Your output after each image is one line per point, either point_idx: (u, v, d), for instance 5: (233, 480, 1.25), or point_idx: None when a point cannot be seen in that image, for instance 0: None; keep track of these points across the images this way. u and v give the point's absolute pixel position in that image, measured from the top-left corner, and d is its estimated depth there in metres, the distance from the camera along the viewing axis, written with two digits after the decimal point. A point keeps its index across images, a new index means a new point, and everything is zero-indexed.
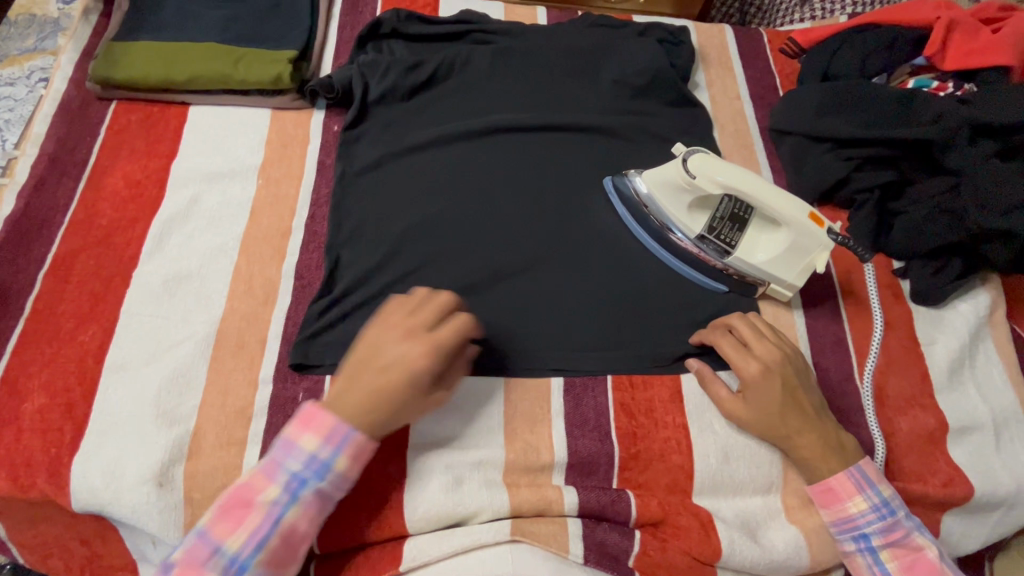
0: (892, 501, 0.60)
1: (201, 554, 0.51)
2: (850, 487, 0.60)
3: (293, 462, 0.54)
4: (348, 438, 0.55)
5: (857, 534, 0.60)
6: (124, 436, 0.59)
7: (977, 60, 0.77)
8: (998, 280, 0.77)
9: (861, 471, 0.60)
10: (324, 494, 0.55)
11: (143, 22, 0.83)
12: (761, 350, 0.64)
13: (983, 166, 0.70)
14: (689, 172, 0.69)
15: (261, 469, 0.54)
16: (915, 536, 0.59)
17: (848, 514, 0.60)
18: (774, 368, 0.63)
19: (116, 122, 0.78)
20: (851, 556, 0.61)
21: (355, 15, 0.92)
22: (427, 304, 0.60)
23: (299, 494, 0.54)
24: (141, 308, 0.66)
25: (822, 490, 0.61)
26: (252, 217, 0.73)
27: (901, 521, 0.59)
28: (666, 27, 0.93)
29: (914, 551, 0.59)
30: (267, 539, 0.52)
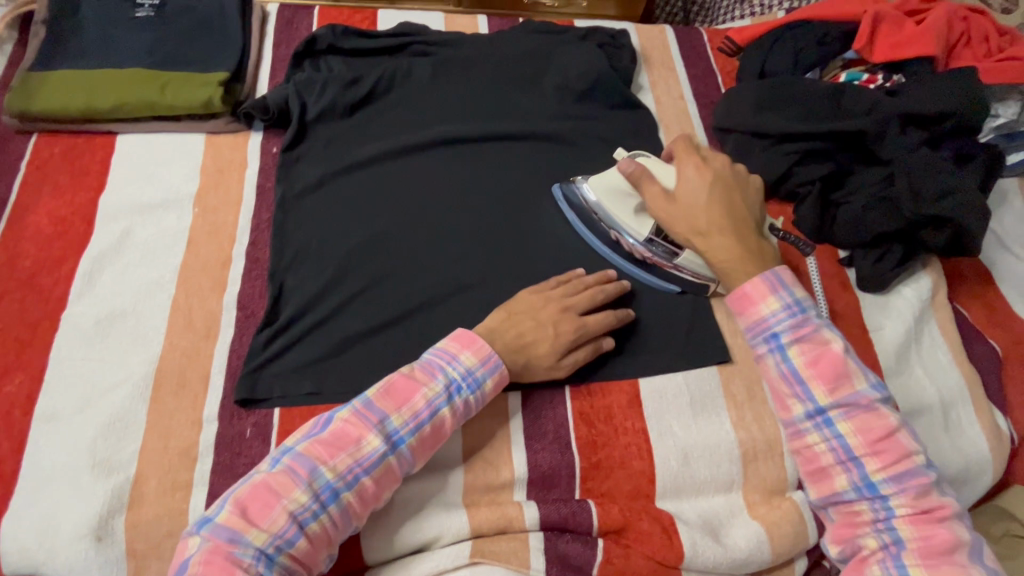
0: (803, 301, 0.59)
1: (344, 438, 0.53)
2: (763, 289, 0.59)
3: (458, 371, 0.58)
4: (500, 365, 0.60)
5: (768, 336, 0.59)
6: (59, 490, 0.56)
7: (903, 52, 0.80)
8: (938, 263, 0.79)
9: (775, 276, 0.60)
10: (470, 407, 0.59)
11: (63, 50, 0.79)
12: (715, 227, 0.65)
13: (914, 155, 0.73)
14: (631, 171, 0.71)
15: (421, 369, 0.58)
16: (825, 333, 0.58)
17: (761, 318, 0.59)
18: (732, 244, 0.64)
19: (37, 157, 0.74)
20: (805, 433, 0.57)
21: (290, 33, 0.89)
22: (582, 292, 0.67)
23: (450, 401, 0.57)
24: (72, 353, 0.63)
25: (739, 298, 0.61)
26: (189, 248, 0.70)
27: (812, 321, 0.59)
28: (606, 31, 0.93)
29: (821, 346, 0.57)
30: (403, 434, 0.55)
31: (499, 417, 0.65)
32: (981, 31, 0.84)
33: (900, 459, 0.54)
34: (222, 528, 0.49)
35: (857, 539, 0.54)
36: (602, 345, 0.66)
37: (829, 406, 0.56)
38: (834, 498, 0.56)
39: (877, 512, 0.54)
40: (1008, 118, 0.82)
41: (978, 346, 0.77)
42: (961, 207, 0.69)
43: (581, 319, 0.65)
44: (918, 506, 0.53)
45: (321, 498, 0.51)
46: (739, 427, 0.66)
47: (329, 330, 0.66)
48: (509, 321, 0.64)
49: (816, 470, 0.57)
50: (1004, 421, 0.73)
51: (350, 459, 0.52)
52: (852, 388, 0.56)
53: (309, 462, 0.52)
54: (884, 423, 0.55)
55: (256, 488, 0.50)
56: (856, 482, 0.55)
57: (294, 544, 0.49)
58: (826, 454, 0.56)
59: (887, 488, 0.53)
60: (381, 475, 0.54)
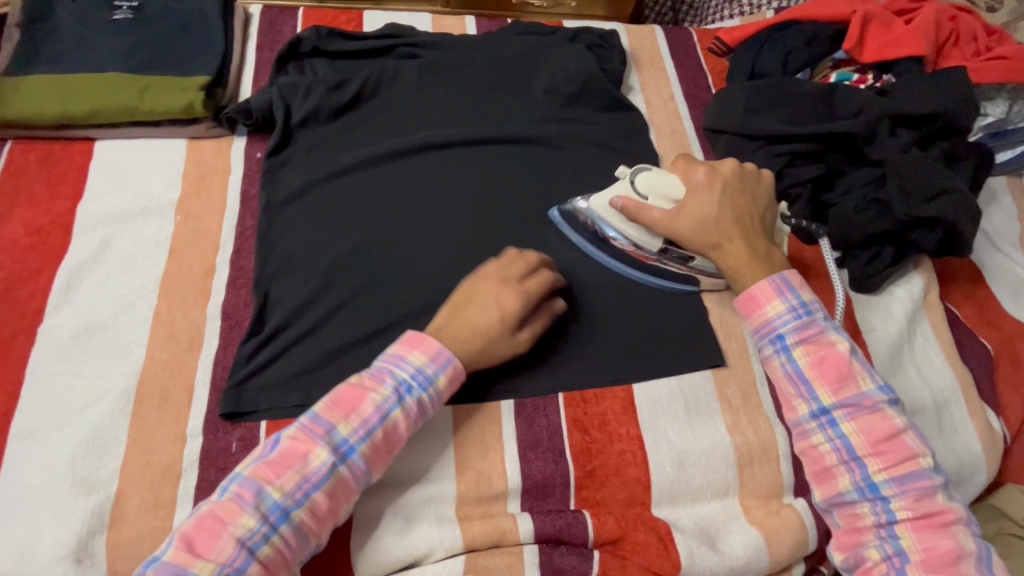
0: (809, 304, 0.63)
1: (290, 455, 0.52)
2: (769, 291, 0.63)
3: (406, 372, 0.57)
4: (450, 359, 0.58)
5: (774, 337, 0.62)
6: (36, 511, 0.54)
7: (893, 52, 0.79)
8: (930, 263, 0.79)
9: (783, 279, 0.64)
10: (424, 407, 0.57)
11: (38, 54, 0.77)
12: (726, 235, 0.67)
13: (905, 156, 0.73)
14: (641, 193, 0.69)
15: (368, 376, 0.57)
16: (830, 334, 0.61)
17: (767, 318, 0.63)
18: (743, 250, 0.66)
19: (12, 164, 0.72)
20: (810, 434, 0.60)
21: (274, 35, 0.88)
22: (516, 259, 0.65)
23: (400, 403, 0.56)
24: (50, 367, 0.61)
25: (745, 299, 0.64)
26: (171, 257, 0.69)
27: (819, 323, 0.62)
28: (595, 31, 0.92)
29: (827, 347, 0.60)
30: (354, 443, 0.53)
31: (491, 426, 0.64)
32: (969, 30, 0.84)
33: (904, 462, 0.56)
34: (168, 564, 0.47)
35: (860, 546, 0.56)
36: (556, 307, 0.66)
37: (834, 406, 0.59)
38: (837, 501, 0.58)
39: (878, 515, 0.56)
40: (996, 117, 0.82)
41: (970, 344, 0.77)
42: (953, 208, 0.69)
43: (522, 284, 0.63)
44: (919, 510, 0.55)
45: (270, 520, 0.49)
46: (734, 432, 0.66)
47: (317, 340, 0.65)
48: (456, 314, 0.62)
49: (820, 472, 0.59)
50: (996, 420, 0.73)
51: (297, 476, 0.51)
52: (857, 388, 0.59)
53: (254, 485, 0.50)
54: (889, 424, 0.57)
55: (201, 519, 0.49)
56: (859, 483, 0.57)
57: (244, 572, 0.47)
58: (831, 455, 0.58)
59: (888, 490, 0.56)
60: (333, 489, 0.52)
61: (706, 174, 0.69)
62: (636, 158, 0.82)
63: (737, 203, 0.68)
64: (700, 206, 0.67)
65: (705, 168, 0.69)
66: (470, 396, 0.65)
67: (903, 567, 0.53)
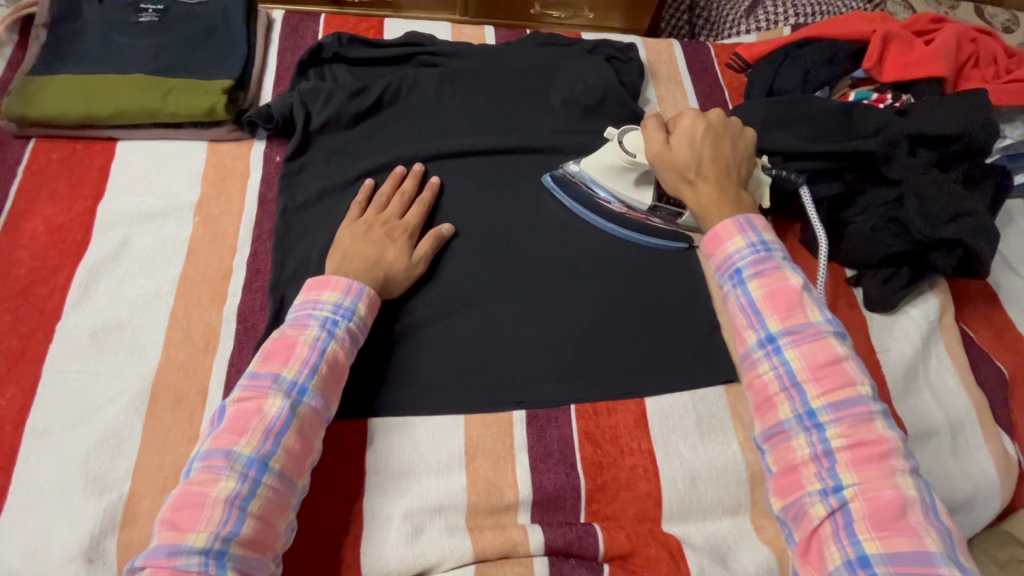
0: (770, 244, 0.62)
1: (244, 415, 0.53)
2: (731, 228, 0.63)
3: (327, 309, 0.60)
4: (363, 288, 0.63)
5: (731, 271, 0.62)
6: (50, 509, 0.54)
7: (913, 72, 0.79)
8: (945, 284, 0.79)
9: (745, 219, 0.64)
10: (355, 335, 0.61)
11: (64, 54, 0.78)
12: (701, 172, 0.68)
13: (923, 175, 0.72)
14: (629, 151, 0.72)
15: (291, 327, 0.59)
16: (785, 269, 0.60)
17: (727, 255, 0.63)
18: (712, 191, 0.67)
19: (35, 162, 0.73)
20: (756, 363, 0.58)
21: (296, 41, 0.89)
22: (391, 201, 0.72)
23: (333, 337, 0.59)
24: (66, 365, 0.61)
25: (710, 237, 0.64)
26: (188, 257, 0.69)
27: (775, 259, 0.61)
28: (614, 44, 0.93)
29: (780, 280, 0.59)
30: (304, 382, 0.55)
31: (503, 436, 0.64)
32: (989, 52, 0.84)
33: (842, 389, 0.54)
34: (155, 552, 0.47)
35: (797, 484, 0.53)
36: (443, 229, 0.72)
37: (780, 333, 0.57)
38: (776, 433, 0.56)
39: (814, 446, 0.53)
40: (1014, 140, 0.81)
41: (984, 367, 0.76)
42: (971, 230, 0.68)
43: (402, 221, 0.70)
44: (855, 438, 0.52)
45: (250, 475, 0.50)
46: (747, 449, 0.65)
47: None
48: (347, 256, 0.66)
49: (762, 403, 0.57)
50: (1011, 444, 0.72)
51: (258, 429, 0.52)
52: (804, 318, 0.58)
53: (219, 451, 0.51)
54: (831, 352, 0.56)
55: (178, 499, 0.49)
56: (798, 411, 0.55)
57: (239, 531, 0.48)
58: (773, 383, 0.56)
59: (824, 417, 0.54)
60: (300, 430, 0.54)
61: (695, 117, 0.71)
62: None
63: (723, 146, 0.70)
64: (687, 138, 0.69)
65: (691, 112, 0.71)
66: (481, 406, 0.65)
67: (848, 523, 0.50)
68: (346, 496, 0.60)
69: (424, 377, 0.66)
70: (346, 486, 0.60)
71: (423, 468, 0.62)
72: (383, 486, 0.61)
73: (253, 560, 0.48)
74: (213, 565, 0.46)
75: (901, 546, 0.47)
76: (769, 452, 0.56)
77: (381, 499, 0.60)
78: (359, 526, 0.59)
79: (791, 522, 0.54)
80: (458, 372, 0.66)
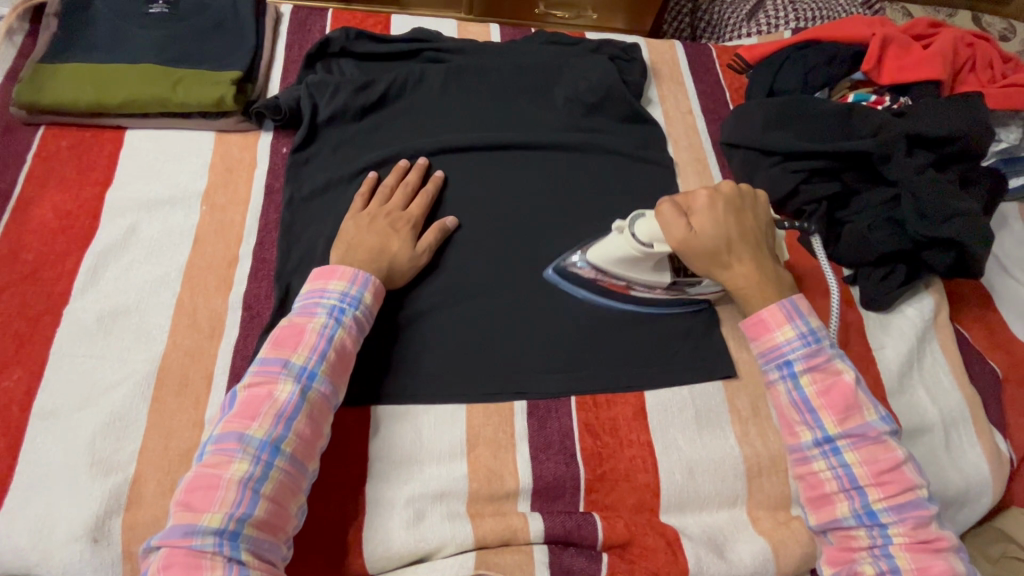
0: (818, 332, 0.63)
1: (256, 399, 0.54)
2: (779, 316, 0.63)
3: (334, 298, 0.61)
4: (369, 277, 0.63)
5: (781, 362, 0.62)
6: (56, 489, 0.55)
7: (911, 76, 0.81)
8: (940, 284, 0.80)
9: (791, 303, 0.64)
10: (362, 323, 0.62)
11: (74, 43, 0.79)
12: (735, 253, 0.66)
13: (920, 176, 0.73)
14: (643, 242, 0.66)
15: (300, 314, 0.60)
16: (837, 362, 0.61)
17: (775, 343, 0.63)
18: (751, 271, 0.66)
19: (44, 149, 0.74)
20: (812, 460, 0.59)
21: (303, 35, 0.90)
22: (394, 193, 0.73)
23: (340, 324, 0.60)
24: (73, 348, 0.62)
25: (755, 322, 0.64)
26: (195, 246, 0.70)
27: (826, 351, 0.62)
28: (618, 44, 0.94)
29: (833, 375, 0.60)
30: (313, 368, 0.56)
31: (504, 426, 0.65)
32: (986, 57, 0.86)
33: (905, 492, 0.56)
34: (172, 530, 0.48)
35: (853, 563, 0.56)
36: (446, 222, 0.72)
37: (839, 435, 0.58)
38: (833, 525, 0.58)
39: (875, 540, 0.56)
40: (1010, 143, 0.84)
41: (978, 365, 0.78)
42: (966, 230, 0.70)
43: (406, 212, 0.71)
44: (916, 537, 0.55)
45: (263, 458, 0.51)
46: (743, 442, 0.66)
47: None
48: (351, 248, 0.66)
49: (817, 497, 0.59)
50: (1004, 442, 0.73)
51: (270, 414, 0.53)
52: (862, 418, 0.59)
53: (232, 435, 0.52)
54: (891, 455, 0.57)
55: (193, 481, 0.50)
56: (857, 510, 0.57)
57: (253, 512, 0.49)
58: (831, 482, 0.58)
59: (887, 518, 0.56)
60: (311, 414, 0.55)
61: (711, 194, 0.67)
62: (655, 166, 0.83)
63: (747, 222, 0.68)
64: (712, 219, 0.66)
65: (705, 189, 0.68)
66: (482, 396, 0.66)
67: None
68: (348, 481, 0.61)
69: (426, 366, 0.67)
70: (348, 471, 0.61)
71: (424, 455, 0.63)
72: (386, 472, 0.61)
73: (266, 542, 0.49)
74: (227, 545, 0.48)
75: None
76: (829, 537, 0.59)
77: (382, 485, 0.61)
78: (361, 511, 0.60)
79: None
80: (460, 362, 0.67)
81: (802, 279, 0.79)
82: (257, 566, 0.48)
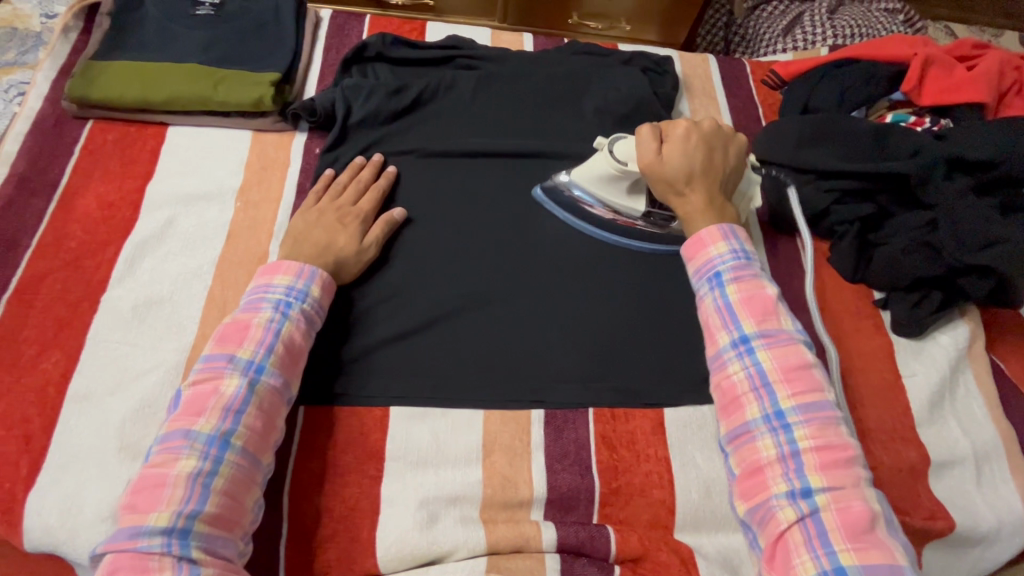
0: (750, 252, 0.64)
1: (201, 397, 0.55)
2: (714, 233, 0.64)
3: (279, 292, 0.62)
4: (315, 270, 0.65)
5: (710, 274, 0.62)
6: (84, 470, 0.57)
7: (954, 98, 0.79)
8: (976, 312, 0.77)
9: (727, 227, 0.65)
10: (310, 316, 0.63)
11: (123, 42, 0.82)
12: (692, 185, 0.68)
13: (960, 202, 0.71)
14: (619, 160, 0.72)
15: (245, 310, 0.61)
16: (762, 278, 0.61)
17: (708, 257, 0.63)
18: (703, 201, 0.68)
19: (92, 142, 0.77)
20: (727, 364, 0.58)
21: (341, 38, 0.92)
22: (346, 188, 0.74)
23: (286, 318, 0.61)
24: (108, 334, 0.64)
25: (691, 241, 0.65)
26: (228, 240, 0.72)
27: (754, 267, 0.62)
28: (650, 56, 0.94)
29: (756, 287, 0.60)
30: (260, 361, 0.57)
31: (520, 434, 0.65)
32: None
33: (812, 394, 0.55)
34: (119, 534, 0.49)
35: (764, 485, 0.53)
36: (393, 213, 0.73)
37: (754, 335, 0.58)
38: (741, 433, 0.56)
39: (782, 447, 0.53)
40: None
41: (1014, 398, 0.75)
42: (1007, 258, 0.67)
43: (356, 206, 0.72)
44: (823, 439, 0.53)
45: (210, 453, 0.52)
46: None
47: (363, 337, 0.68)
48: (299, 244, 0.67)
49: (730, 403, 0.57)
50: None
51: (216, 408, 0.54)
52: (778, 324, 0.59)
53: (178, 432, 0.53)
54: (802, 358, 0.57)
55: (140, 483, 0.51)
56: (766, 411, 0.55)
57: (203, 509, 0.50)
58: (743, 384, 0.57)
59: (795, 419, 0.54)
60: (260, 407, 0.56)
61: (690, 126, 0.70)
62: None
63: (715, 159, 0.70)
64: (682, 148, 0.69)
65: (687, 122, 0.71)
66: (498, 402, 0.66)
67: (823, 532, 0.49)
68: (365, 481, 0.61)
69: (446, 370, 0.67)
70: (366, 470, 0.62)
71: (439, 458, 0.63)
72: (402, 473, 0.62)
73: (218, 537, 0.50)
74: (175, 545, 0.48)
75: (876, 558, 0.47)
76: (732, 453, 0.56)
77: (398, 486, 0.61)
78: (375, 510, 0.60)
79: (756, 526, 0.53)
80: (479, 367, 0.67)
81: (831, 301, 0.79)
82: (209, 562, 0.48)
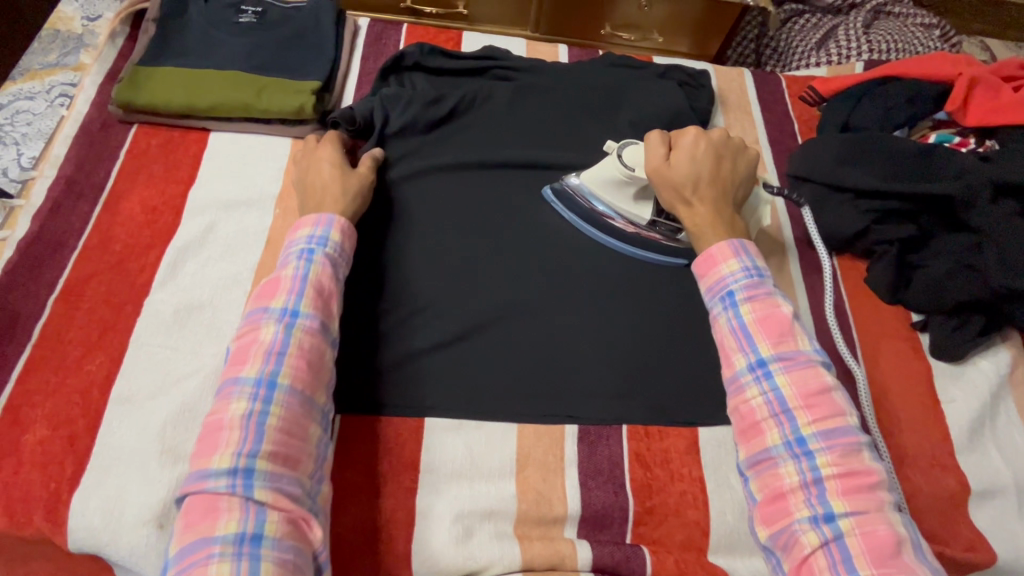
0: (763, 269, 0.62)
1: (245, 348, 0.55)
2: (727, 250, 0.63)
3: (303, 243, 0.63)
4: (333, 218, 0.65)
5: (723, 294, 0.61)
6: (126, 473, 0.58)
7: (1001, 119, 0.78)
8: (1017, 338, 0.76)
9: (738, 243, 0.64)
10: (335, 262, 0.63)
11: (167, 48, 0.83)
12: (699, 195, 0.67)
13: (1004, 224, 0.69)
14: (625, 164, 0.72)
15: (277, 269, 0.62)
16: (777, 296, 0.60)
17: (720, 276, 0.62)
18: (710, 212, 0.67)
19: (136, 146, 0.78)
20: (745, 388, 0.57)
21: (379, 47, 0.92)
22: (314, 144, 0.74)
23: (314, 267, 0.61)
24: (151, 337, 0.65)
25: (701, 258, 0.64)
26: (267, 246, 0.72)
27: (767, 285, 0.61)
28: (686, 69, 0.93)
29: (772, 306, 0.59)
30: (293, 306, 0.57)
31: (554, 449, 0.64)
32: None
33: (831, 418, 0.54)
34: (190, 478, 0.50)
35: (785, 513, 0.52)
36: (374, 152, 0.76)
37: (771, 358, 0.57)
38: (760, 459, 0.55)
39: (804, 473, 0.52)
40: None
41: None
42: None
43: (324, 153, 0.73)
44: (846, 466, 0.52)
45: (260, 394, 0.52)
46: None
47: (399, 347, 0.68)
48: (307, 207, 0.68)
49: (748, 428, 0.56)
50: None
51: (259, 353, 0.54)
52: (795, 345, 0.57)
53: (229, 380, 0.54)
54: (821, 380, 0.56)
55: (203, 435, 0.52)
56: (787, 437, 0.54)
57: (261, 449, 0.50)
58: (761, 409, 0.56)
59: (816, 445, 0.53)
60: (301, 347, 0.56)
61: (699, 134, 0.70)
62: None
63: (724, 169, 0.70)
64: (689, 156, 0.69)
65: (694, 130, 0.70)
66: (533, 417, 0.66)
67: (847, 558, 0.48)
68: (399, 492, 0.61)
69: (480, 383, 0.67)
70: (401, 481, 0.62)
71: (473, 472, 0.63)
72: (436, 486, 0.62)
73: (284, 475, 0.50)
74: (241, 485, 0.48)
75: None
76: (754, 479, 0.55)
77: (433, 498, 0.61)
78: (410, 522, 0.60)
79: (778, 550, 0.52)
80: (513, 381, 0.67)
81: (868, 322, 0.77)
82: (274, 502, 0.48)
